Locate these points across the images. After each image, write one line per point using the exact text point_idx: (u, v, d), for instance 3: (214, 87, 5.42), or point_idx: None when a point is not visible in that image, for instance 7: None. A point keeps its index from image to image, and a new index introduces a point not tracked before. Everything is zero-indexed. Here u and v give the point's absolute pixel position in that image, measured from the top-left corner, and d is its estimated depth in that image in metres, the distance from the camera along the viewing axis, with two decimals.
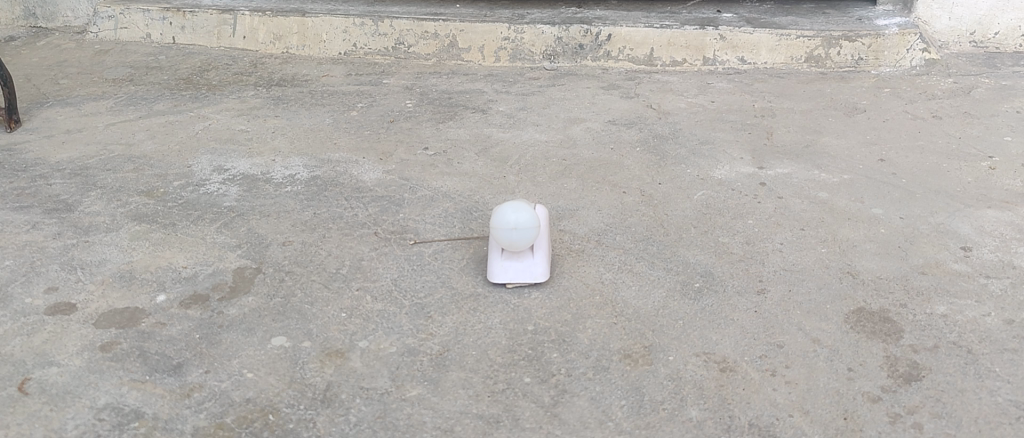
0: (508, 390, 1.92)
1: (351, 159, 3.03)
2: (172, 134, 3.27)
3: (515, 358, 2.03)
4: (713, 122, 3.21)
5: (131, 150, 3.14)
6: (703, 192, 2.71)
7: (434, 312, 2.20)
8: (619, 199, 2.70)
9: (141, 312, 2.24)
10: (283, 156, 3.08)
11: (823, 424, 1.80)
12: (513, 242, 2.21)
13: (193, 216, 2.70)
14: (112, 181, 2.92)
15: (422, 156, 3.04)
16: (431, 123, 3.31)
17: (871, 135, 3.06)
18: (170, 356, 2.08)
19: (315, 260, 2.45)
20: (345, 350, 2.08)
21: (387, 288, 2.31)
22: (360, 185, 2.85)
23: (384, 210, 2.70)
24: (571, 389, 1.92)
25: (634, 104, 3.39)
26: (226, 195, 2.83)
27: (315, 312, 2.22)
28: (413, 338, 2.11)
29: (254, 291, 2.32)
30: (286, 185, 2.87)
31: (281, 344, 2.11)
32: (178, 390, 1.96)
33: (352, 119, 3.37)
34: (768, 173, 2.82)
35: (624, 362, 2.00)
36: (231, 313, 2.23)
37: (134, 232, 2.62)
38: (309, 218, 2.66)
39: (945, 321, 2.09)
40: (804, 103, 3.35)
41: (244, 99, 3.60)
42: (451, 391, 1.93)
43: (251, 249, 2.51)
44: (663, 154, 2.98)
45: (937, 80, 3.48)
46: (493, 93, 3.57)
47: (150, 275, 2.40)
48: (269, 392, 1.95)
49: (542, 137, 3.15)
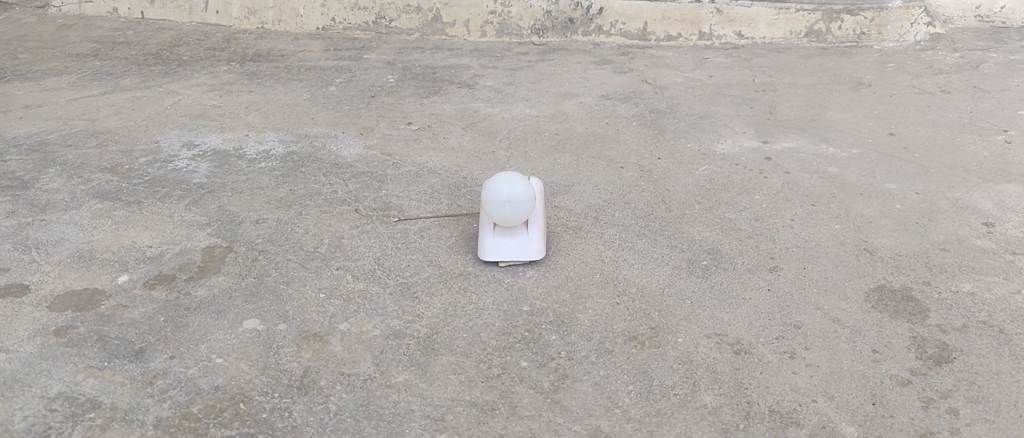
0: (505, 375, 1.76)
1: (329, 135, 2.85)
2: (139, 109, 3.07)
3: (511, 341, 1.86)
4: (712, 96, 3.05)
5: (94, 125, 2.95)
6: (706, 167, 2.56)
7: (421, 292, 2.03)
8: (617, 173, 2.53)
9: (101, 294, 2.06)
10: (257, 131, 2.89)
11: (849, 411, 1.64)
12: (507, 216, 2.04)
13: (160, 193, 2.51)
14: (73, 157, 2.72)
15: (406, 131, 2.87)
16: (415, 98, 3.13)
17: (878, 109, 2.92)
18: (131, 341, 1.89)
19: (291, 238, 2.26)
20: (324, 333, 1.90)
21: (370, 267, 2.13)
22: (340, 161, 2.67)
23: (365, 186, 2.52)
24: (573, 374, 1.75)
25: (628, 79, 3.23)
26: (196, 171, 2.64)
27: (291, 292, 2.04)
28: (398, 321, 1.93)
29: (224, 271, 2.13)
30: (260, 161, 2.69)
31: (253, 327, 1.93)
32: (140, 378, 1.78)
33: (330, 94, 3.18)
34: (774, 148, 2.66)
35: (630, 345, 1.83)
36: (199, 294, 2.05)
37: (96, 210, 2.43)
38: (285, 195, 2.48)
39: (973, 299, 1.94)
40: (807, 78, 3.20)
41: (216, 74, 3.40)
42: (441, 377, 1.76)
43: (222, 227, 2.33)
44: (662, 128, 2.82)
45: (943, 55, 3.34)
46: (479, 68, 3.40)
47: (111, 255, 2.22)
48: (240, 379, 1.77)
49: (533, 112, 2.99)
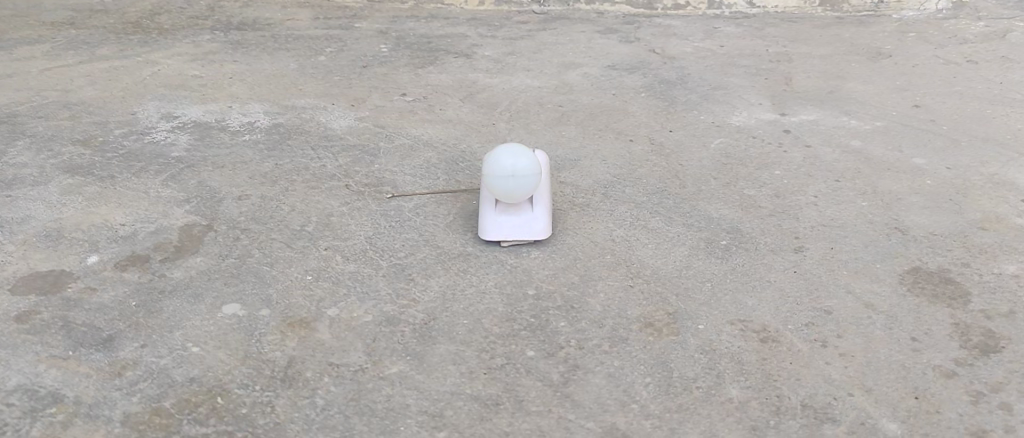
0: (508, 366, 1.60)
1: (318, 106, 2.68)
2: (116, 79, 2.89)
3: (515, 328, 1.70)
4: (724, 67, 2.89)
5: (67, 95, 2.77)
6: (721, 141, 2.39)
7: (417, 274, 1.86)
8: (626, 147, 2.37)
9: (68, 276, 1.89)
10: (241, 103, 2.71)
11: (891, 405, 1.48)
12: (510, 190, 1.87)
13: (136, 167, 2.34)
14: (43, 129, 2.54)
15: (399, 102, 2.69)
16: (409, 68, 2.96)
17: (901, 80, 2.75)
18: (99, 328, 1.73)
19: (276, 215, 2.10)
20: (310, 319, 1.74)
21: (361, 246, 1.96)
22: (329, 134, 2.50)
23: (356, 161, 2.35)
24: (585, 365, 1.59)
25: (634, 49, 3.06)
26: (175, 144, 2.46)
27: (275, 274, 1.88)
28: (391, 306, 1.77)
29: (203, 251, 1.97)
30: (244, 133, 2.52)
31: (233, 313, 1.76)
32: (107, 369, 1.62)
33: (319, 64, 3.00)
34: (792, 120, 2.50)
35: (646, 332, 1.67)
36: (175, 276, 1.88)
37: (66, 185, 2.26)
38: (270, 169, 2.31)
39: (1017, 282, 1.78)
40: (823, 48, 3.03)
41: (199, 43, 3.22)
42: (439, 368, 1.60)
43: (201, 204, 2.15)
44: (672, 99, 2.65)
45: (966, 24, 3.18)
46: (477, 37, 3.22)
47: (81, 234, 2.05)
48: (217, 370, 1.61)
49: (535, 83, 2.81)
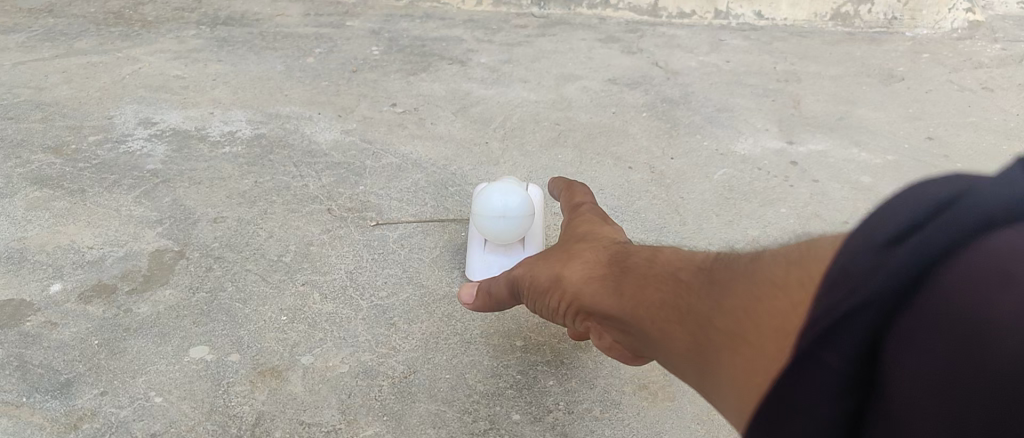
0: (492, 432, 1.49)
1: (303, 115, 2.56)
2: (93, 77, 2.76)
3: (501, 386, 1.59)
4: (729, 86, 2.78)
5: (41, 95, 2.64)
6: (724, 171, 2.29)
7: (399, 318, 1.76)
8: (625, 175, 2.26)
9: (28, 308, 1.77)
10: (223, 108, 2.59)
11: None
12: (500, 234, 1.76)
13: (109, 181, 2.22)
14: (12, 133, 2.43)
15: (389, 114, 2.57)
16: (401, 75, 2.83)
17: (913, 107, 2.64)
18: (56, 371, 1.61)
19: (253, 243, 1.98)
20: (283, 368, 1.63)
21: (340, 283, 1.85)
22: (313, 148, 2.38)
23: (340, 181, 2.23)
24: (574, 433, 1.50)
25: (636, 61, 2.95)
26: (151, 154, 2.34)
27: (248, 313, 1.76)
28: (370, 355, 1.66)
29: (173, 282, 1.85)
30: (224, 144, 2.40)
31: (201, 357, 1.65)
32: (63, 420, 1.50)
33: (307, 66, 2.88)
34: (798, 150, 2.40)
35: (641, 396, 1.58)
36: (142, 311, 1.76)
37: (33, 199, 2.14)
38: (249, 188, 2.19)
39: None
40: (833, 68, 2.92)
41: (183, 38, 3.09)
42: (418, 431, 1.49)
43: (174, 226, 2.04)
44: (674, 122, 2.55)
45: (982, 46, 3.09)
46: (473, 41, 3.10)
47: (45, 257, 1.93)
48: (181, 425, 1.50)
49: (532, 97, 2.70)
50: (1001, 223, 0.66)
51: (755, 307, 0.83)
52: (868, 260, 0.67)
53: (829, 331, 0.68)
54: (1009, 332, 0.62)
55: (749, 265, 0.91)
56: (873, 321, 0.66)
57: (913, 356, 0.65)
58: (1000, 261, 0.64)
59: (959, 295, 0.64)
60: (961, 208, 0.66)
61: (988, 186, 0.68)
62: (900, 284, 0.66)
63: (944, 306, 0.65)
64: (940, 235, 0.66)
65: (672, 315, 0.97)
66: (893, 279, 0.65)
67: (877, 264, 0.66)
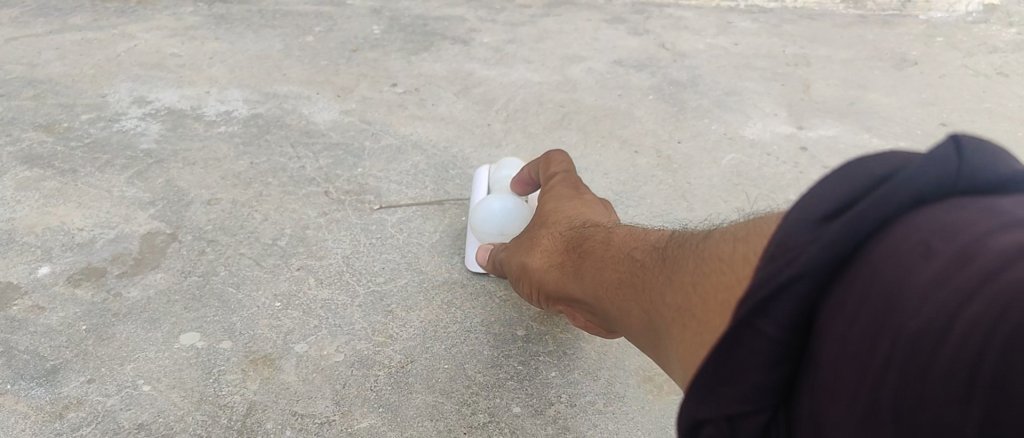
0: (491, 425, 1.44)
1: (301, 95, 2.50)
2: (88, 54, 2.70)
3: (501, 377, 1.54)
4: (738, 69, 2.71)
5: (34, 72, 2.58)
6: (732, 156, 2.23)
7: (397, 305, 1.70)
8: (630, 159, 2.20)
9: (15, 291, 1.72)
10: (219, 87, 2.53)
11: None
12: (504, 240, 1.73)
13: (101, 160, 2.16)
14: (3, 111, 2.37)
15: (389, 94, 2.51)
16: (402, 54, 2.77)
17: (927, 92, 2.58)
18: (42, 357, 1.56)
19: (247, 226, 1.93)
20: (276, 356, 1.57)
21: (337, 268, 1.80)
22: (311, 129, 2.32)
23: (338, 162, 2.18)
24: (575, 428, 1.45)
25: (643, 43, 2.88)
26: (145, 133, 2.28)
27: (241, 299, 1.71)
28: (366, 343, 1.61)
29: (165, 266, 1.79)
30: (220, 124, 2.34)
31: (192, 344, 1.60)
32: (47, 409, 1.45)
33: (306, 45, 2.81)
34: (808, 136, 2.34)
35: (646, 388, 1.53)
36: (132, 295, 1.71)
37: (23, 179, 2.08)
38: (245, 169, 2.14)
39: None
40: (844, 51, 2.85)
41: (180, 15, 3.02)
42: (415, 424, 1.44)
43: (167, 208, 1.98)
44: (681, 105, 2.49)
45: (997, 30, 3.02)
46: (476, 20, 3.03)
47: (34, 238, 1.87)
48: (169, 415, 1.45)
49: (536, 78, 2.63)
50: (932, 202, 0.66)
51: (703, 283, 0.85)
52: (806, 233, 0.67)
53: (762, 303, 0.68)
54: (917, 299, 0.60)
55: (700, 240, 0.94)
56: (807, 292, 0.67)
57: (839, 326, 0.65)
58: (926, 234, 0.63)
59: (882, 264, 0.64)
60: (893, 184, 0.66)
61: (920, 162, 0.67)
62: (830, 255, 0.65)
63: (870, 277, 0.64)
64: (868, 212, 0.65)
65: (641, 297, 1.00)
66: (827, 251, 0.65)
67: (810, 238, 0.66)
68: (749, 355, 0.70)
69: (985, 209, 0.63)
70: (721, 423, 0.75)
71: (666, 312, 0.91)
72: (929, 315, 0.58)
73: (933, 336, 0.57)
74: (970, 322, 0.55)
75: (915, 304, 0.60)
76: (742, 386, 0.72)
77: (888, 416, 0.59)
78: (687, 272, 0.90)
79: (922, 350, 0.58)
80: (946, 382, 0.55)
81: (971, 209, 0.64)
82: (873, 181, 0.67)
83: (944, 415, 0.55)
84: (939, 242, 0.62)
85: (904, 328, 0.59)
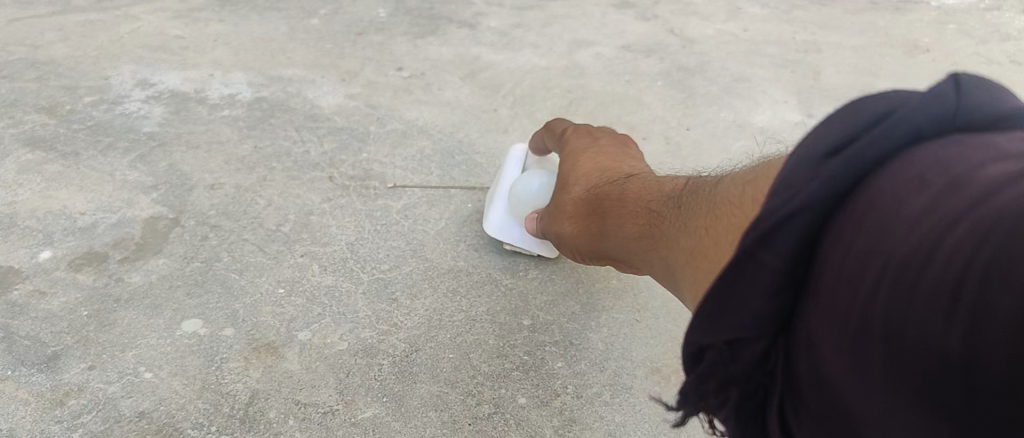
0: (497, 416, 1.43)
1: (306, 78, 2.47)
2: (90, 35, 2.67)
3: (507, 367, 1.52)
4: (747, 55, 2.68)
5: (36, 53, 2.55)
6: (741, 144, 2.21)
7: (402, 292, 1.68)
8: (638, 145, 2.18)
9: (16, 275, 1.70)
10: (223, 70, 2.50)
11: None
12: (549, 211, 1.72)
13: (103, 143, 2.14)
14: (5, 92, 2.35)
15: (395, 78, 2.48)
16: (408, 37, 2.74)
17: (939, 81, 2.54)
18: (43, 343, 1.55)
19: (251, 211, 1.91)
20: (279, 344, 1.56)
21: (341, 254, 1.78)
22: (316, 113, 2.30)
23: (343, 147, 2.15)
24: (581, 419, 1.44)
25: (651, 28, 2.85)
26: (148, 116, 2.26)
27: (245, 285, 1.69)
28: (371, 331, 1.59)
29: (167, 251, 1.77)
30: (223, 107, 2.31)
31: (194, 331, 1.58)
32: (48, 396, 1.44)
33: (311, 28, 2.78)
34: (819, 124, 2.32)
35: (653, 380, 1.52)
36: (134, 281, 1.69)
37: (25, 162, 2.06)
38: (249, 153, 2.11)
39: None
40: (855, 38, 2.81)
41: None
42: (419, 414, 1.43)
43: (170, 192, 1.96)
44: (690, 91, 2.46)
45: (1010, 18, 2.98)
46: (483, 3, 3.00)
47: (35, 222, 1.86)
48: (171, 403, 1.43)
49: (543, 62, 2.60)
50: (927, 140, 0.68)
51: (715, 226, 0.83)
52: (807, 169, 0.68)
53: (763, 235, 0.68)
54: (911, 224, 0.62)
55: (712, 186, 0.92)
56: (808, 225, 0.68)
57: (837, 254, 0.66)
58: (921, 168, 0.65)
59: (879, 195, 0.66)
60: (891, 121, 0.68)
61: (920, 102, 0.69)
62: (830, 189, 0.67)
63: (865, 207, 0.65)
64: (869, 149, 0.67)
65: (660, 244, 0.98)
66: (827, 185, 0.67)
67: (812, 174, 0.68)
68: (749, 286, 0.70)
69: (980, 145, 0.66)
70: (721, 350, 0.75)
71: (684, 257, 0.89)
72: (921, 240, 0.60)
73: (926, 258, 0.59)
74: (956, 245, 0.58)
75: (905, 229, 0.62)
76: (742, 317, 0.72)
77: (877, 334, 0.61)
78: (704, 218, 0.87)
79: (912, 269, 0.60)
80: (932, 299, 0.58)
81: (967, 145, 0.66)
82: (871, 119, 0.69)
83: (929, 330, 0.57)
84: (933, 175, 0.64)
85: (896, 251, 0.62)
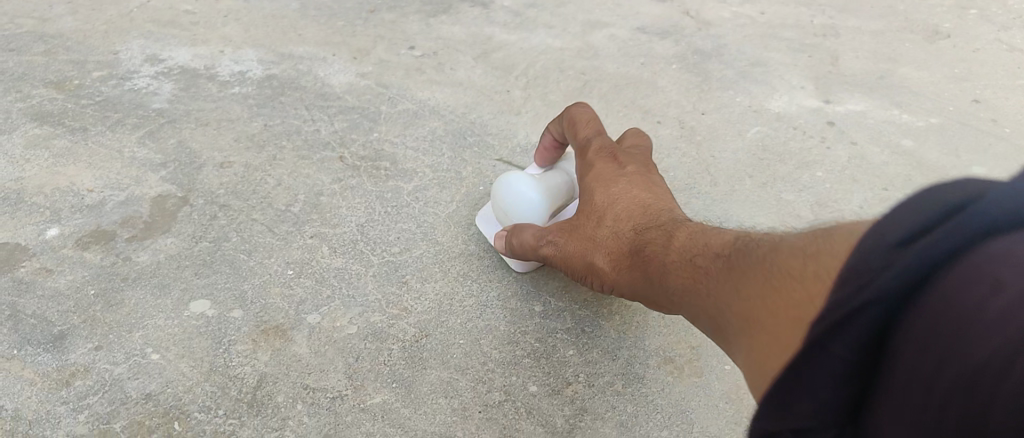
0: (507, 404, 1.41)
1: (317, 56, 2.44)
2: (100, 9, 2.65)
3: (518, 354, 1.50)
4: (765, 39, 2.64)
5: (45, 27, 2.53)
6: (757, 129, 2.18)
7: (412, 276, 1.66)
8: (653, 129, 2.15)
9: (23, 252, 1.69)
10: (233, 46, 2.47)
11: None
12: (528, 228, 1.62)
13: (112, 119, 2.12)
14: (13, 66, 2.33)
15: (407, 57, 2.45)
16: (420, 16, 2.70)
17: (960, 67, 2.50)
18: (50, 322, 1.53)
19: (260, 191, 1.88)
20: (288, 327, 1.54)
21: (351, 236, 1.76)
22: (326, 92, 2.27)
23: (354, 127, 2.13)
24: (593, 409, 1.42)
25: (667, 10, 2.81)
26: (157, 93, 2.24)
27: (254, 266, 1.67)
28: (380, 315, 1.57)
29: (175, 230, 1.75)
30: (233, 84, 2.28)
31: (202, 312, 1.56)
32: (54, 376, 1.42)
33: (323, 4, 2.75)
34: (837, 110, 2.28)
35: (666, 370, 1.49)
36: (142, 260, 1.67)
37: (33, 137, 2.04)
38: (258, 132, 2.09)
39: None
40: (874, 23, 2.77)
41: None
42: (428, 401, 1.41)
43: (179, 170, 1.94)
44: (705, 75, 2.42)
45: None
46: None
47: (43, 199, 1.84)
48: (178, 385, 1.41)
49: (557, 43, 2.57)
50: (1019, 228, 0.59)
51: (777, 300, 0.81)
52: (880, 261, 0.63)
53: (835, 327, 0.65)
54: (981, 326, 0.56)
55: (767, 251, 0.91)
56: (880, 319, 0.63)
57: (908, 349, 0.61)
58: (996, 263, 0.57)
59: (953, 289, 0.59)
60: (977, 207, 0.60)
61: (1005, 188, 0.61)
62: (904, 284, 0.61)
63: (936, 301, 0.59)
64: (944, 239, 0.60)
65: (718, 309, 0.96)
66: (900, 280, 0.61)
67: (886, 264, 0.62)
68: (818, 376, 0.67)
69: None
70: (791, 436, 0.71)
71: (747, 318, 0.87)
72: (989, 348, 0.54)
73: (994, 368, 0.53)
74: None
75: (981, 332, 0.55)
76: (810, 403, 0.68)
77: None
78: (768, 280, 0.85)
79: (981, 382, 0.54)
80: (1011, 416, 0.51)
81: None
82: (951, 208, 0.61)
83: None
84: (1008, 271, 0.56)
85: (965, 359, 0.56)
